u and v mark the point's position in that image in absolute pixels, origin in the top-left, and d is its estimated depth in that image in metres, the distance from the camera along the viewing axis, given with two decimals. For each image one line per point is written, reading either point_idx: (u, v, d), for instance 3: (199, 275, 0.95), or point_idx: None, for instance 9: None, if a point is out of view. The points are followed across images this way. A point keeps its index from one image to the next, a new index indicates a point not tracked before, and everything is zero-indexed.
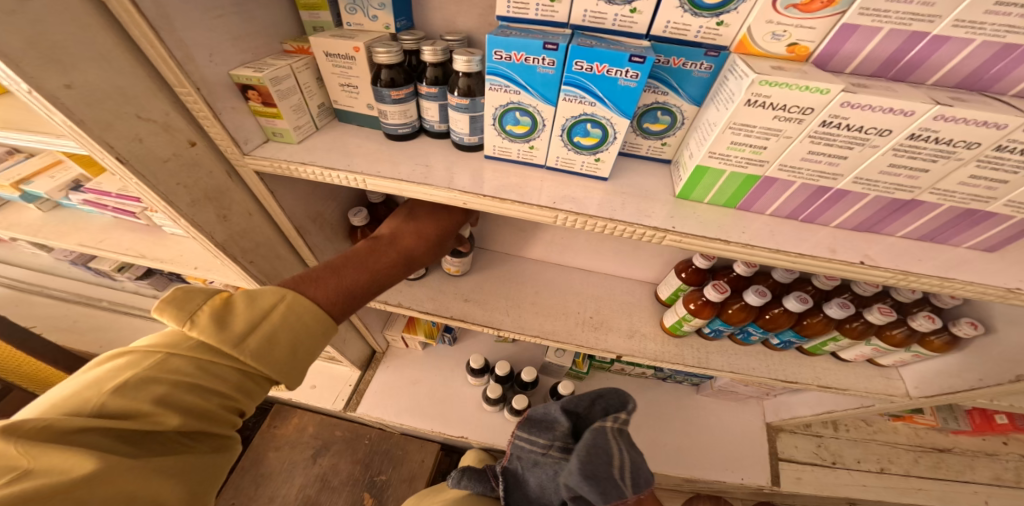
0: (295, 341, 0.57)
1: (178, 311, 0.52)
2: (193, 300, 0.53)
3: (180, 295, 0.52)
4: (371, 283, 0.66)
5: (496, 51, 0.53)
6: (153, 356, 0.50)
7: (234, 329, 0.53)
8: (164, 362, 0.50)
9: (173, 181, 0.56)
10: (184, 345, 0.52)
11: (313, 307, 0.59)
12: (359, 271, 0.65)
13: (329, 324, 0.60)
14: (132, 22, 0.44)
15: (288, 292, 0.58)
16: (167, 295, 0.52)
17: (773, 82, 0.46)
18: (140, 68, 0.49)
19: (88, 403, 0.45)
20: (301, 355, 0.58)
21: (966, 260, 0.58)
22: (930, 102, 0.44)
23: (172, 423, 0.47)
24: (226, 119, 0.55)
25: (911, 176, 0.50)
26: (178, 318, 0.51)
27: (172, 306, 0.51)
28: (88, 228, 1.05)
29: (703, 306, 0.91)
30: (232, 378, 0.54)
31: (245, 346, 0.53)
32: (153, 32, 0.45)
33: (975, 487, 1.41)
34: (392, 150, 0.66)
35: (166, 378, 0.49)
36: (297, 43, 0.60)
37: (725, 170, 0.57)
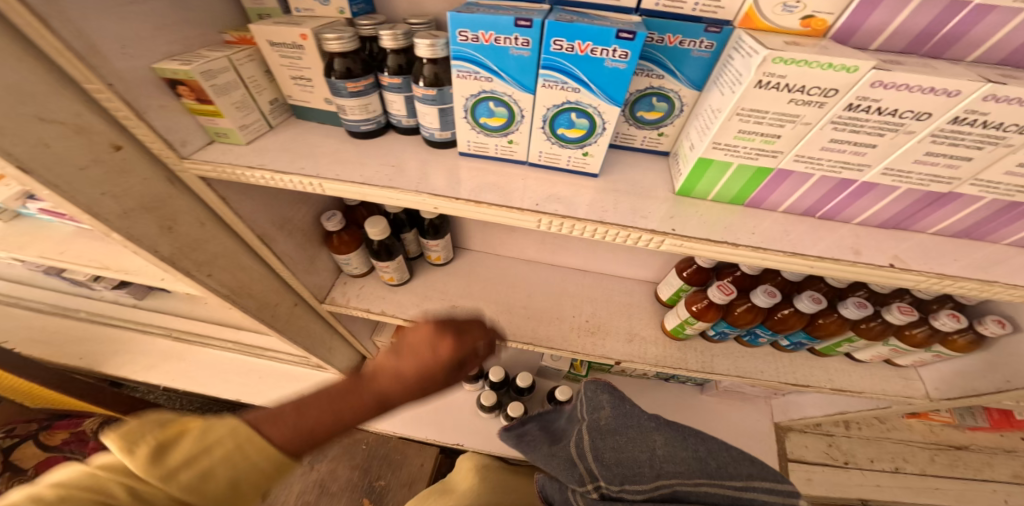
0: (241, 481, 0.47)
1: (122, 440, 0.43)
2: (142, 429, 0.45)
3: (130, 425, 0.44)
4: (353, 424, 0.53)
5: (460, 31, 0.46)
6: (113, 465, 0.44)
7: (172, 464, 0.44)
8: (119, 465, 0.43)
9: (97, 191, 0.49)
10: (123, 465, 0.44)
11: (266, 446, 0.47)
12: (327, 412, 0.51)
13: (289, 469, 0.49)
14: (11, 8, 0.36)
15: (243, 424, 0.47)
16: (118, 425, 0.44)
17: (789, 59, 0.39)
18: (39, 62, 0.42)
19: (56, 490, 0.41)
20: (250, 491, 0.48)
21: (1007, 258, 0.51)
22: (980, 80, 0.36)
23: None
24: (152, 119, 0.48)
25: (951, 166, 0.43)
26: (118, 447, 0.43)
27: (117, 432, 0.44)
28: (49, 239, 0.99)
29: (707, 309, 0.84)
30: None
31: (178, 481, 0.44)
32: (40, 22, 0.37)
33: (994, 486, 1.35)
34: (356, 148, 0.59)
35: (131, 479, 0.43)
36: (238, 32, 0.54)
37: (732, 163, 0.50)
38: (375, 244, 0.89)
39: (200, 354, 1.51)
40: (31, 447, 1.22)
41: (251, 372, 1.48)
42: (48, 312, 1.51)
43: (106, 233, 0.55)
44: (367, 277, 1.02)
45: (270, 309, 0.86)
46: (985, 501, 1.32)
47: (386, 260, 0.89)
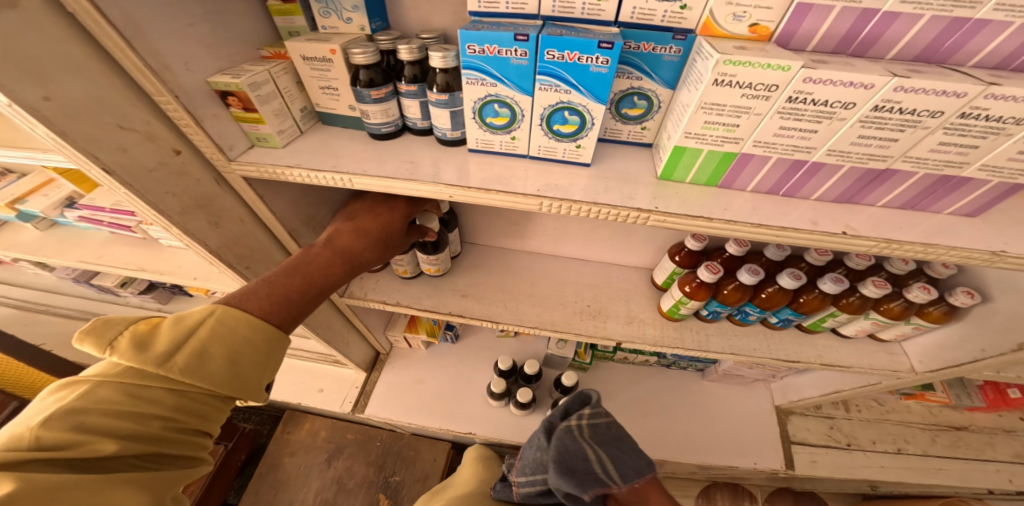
0: (231, 350, 0.56)
1: (96, 339, 0.52)
2: (112, 328, 0.54)
3: (99, 326, 0.53)
4: (307, 287, 0.66)
5: (469, 45, 0.54)
6: (82, 387, 0.52)
7: (156, 349, 0.53)
8: (92, 393, 0.51)
9: (161, 190, 0.58)
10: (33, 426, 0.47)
11: (249, 316, 0.59)
12: (291, 278, 0.65)
13: (269, 332, 0.60)
14: (102, 33, 0.45)
15: (219, 306, 0.58)
16: (84, 328, 0.52)
17: (736, 61, 0.47)
18: (116, 76, 0.50)
19: (24, 440, 0.46)
20: (246, 365, 0.58)
21: (948, 225, 0.58)
22: (888, 75, 0.45)
23: (109, 448, 0.49)
24: (208, 126, 0.57)
25: (883, 145, 0.51)
26: (97, 346, 0.52)
27: (92, 336, 0.52)
28: (87, 244, 1.08)
29: (698, 288, 0.92)
30: (171, 402, 0.54)
31: (169, 363, 0.53)
32: (125, 42, 0.46)
33: (997, 466, 1.38)
34: (378, 149, 0.68)
35: (155, 384, 0.54)
36: (274, 48, 0.63)
37: (702, 149, 0.58)
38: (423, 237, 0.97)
39: None
40: None
41: None
42: (78, 319, 1.60)
43: (166, 229, 0.64)
44: (382, 271, 1.10)
45: None
46: (988, 481, 1.36)
47: (432, 254, 0.97)
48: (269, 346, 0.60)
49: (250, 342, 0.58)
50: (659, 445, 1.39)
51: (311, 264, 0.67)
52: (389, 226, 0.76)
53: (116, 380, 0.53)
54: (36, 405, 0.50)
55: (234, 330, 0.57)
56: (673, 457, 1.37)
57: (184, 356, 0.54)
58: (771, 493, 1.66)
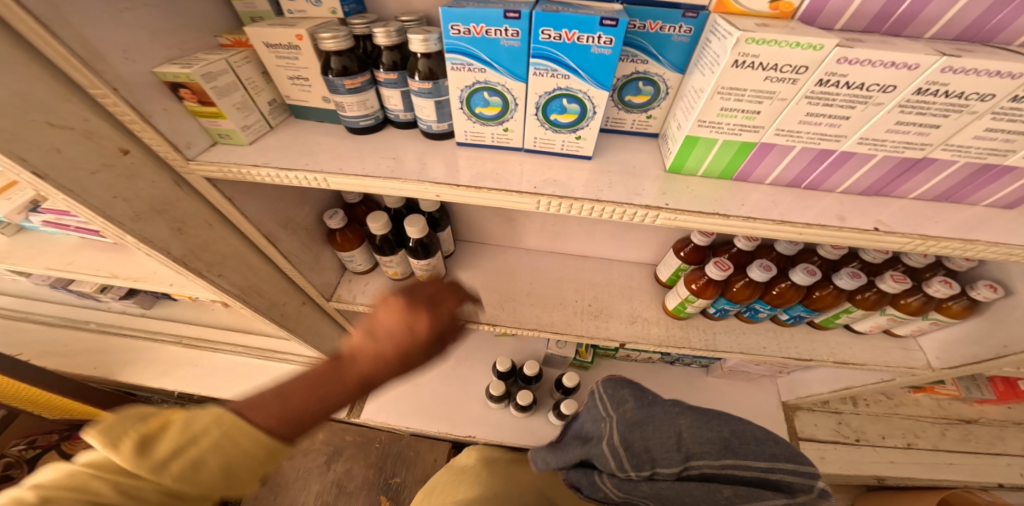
0: (229, 463, 0.48)
1: (104, 435, 0.45)
2: (126, 424, 0.46)
3: (110, 420, 0.45)
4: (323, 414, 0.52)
5: (452, 25, 0.48)
6: (68, 465, 0.45)
7: (155, 455, 0.46)
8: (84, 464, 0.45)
9: (108, 194, 0.52)
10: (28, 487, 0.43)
11: (252, 429, 0.49)
12: (308, 400, 0.52)
13: (270, 450, 0.50)
14: (15, 17, 0.38)
15: (226, 413, 0.49)
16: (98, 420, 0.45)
17: (759, 39, 0.41)
18: (40, 66, 0.43)
19: None
20: (240, 476, 0.50)
21: (986, 218, 0.53)
22: (936, 54, 0.39)
23: None
24: (157, 122, 0.51)
25: (921, 133, 0.46)
26: (99, 443, 0.44)
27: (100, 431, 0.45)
28: (55, 251, 1.02)
29: (706, 286, 0.86)
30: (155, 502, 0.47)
31: (167, 471, 0.46)
32: (44, 29, 0.39)
33: (1008, 459, 1.36)
34: (356, 144, 0.61)
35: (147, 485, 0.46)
36: (233, 35, 0.56)
37: (717, 139, 0.52)
38: (412, 242, 0.89)
39: (210, 359, 1.52)
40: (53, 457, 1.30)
41: (263, 374, 1.50)
42: (58, 325, 1.54)
43: (121, 237, 0.58)
44: (371, 273, 1.04)
45: (280, 308, 0.88)
46: (999, 475, 1.33)
47: (421, 259, 0.89)
48: (270, 454, 0.50)
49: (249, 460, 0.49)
50: None
51: (336, 386, 0.54)
52: (424, 337, 0.57)
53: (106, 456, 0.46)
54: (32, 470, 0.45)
55: (239, 444, 0.48)
56: None
57: (180, 464, 0.47)
58: None
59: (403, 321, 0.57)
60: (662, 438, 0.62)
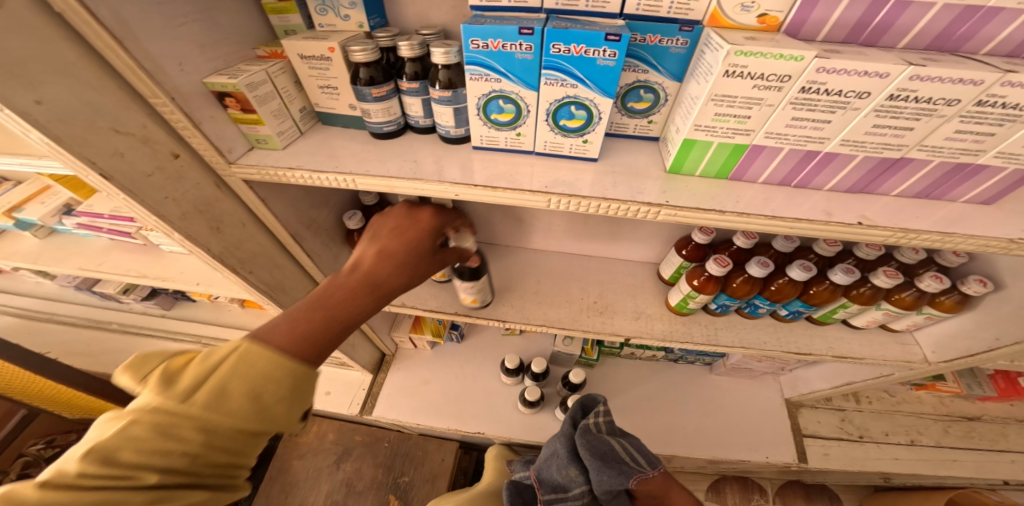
0: (254, 389, 0.46)
1: (133, 372, 0.46)
2: (150, 362, 0.47)
3: (137, 361, 0.47)
4: (332, 321, 0.54)
5: (472, 41, 0.53)
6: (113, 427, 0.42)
7: (179, 387, 0.44)
8: (121, 433, 0.42)
9: (161, 195, 0.57)
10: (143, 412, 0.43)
11: (274, 350, 0.48)
12: (316, 311, 0.53)
13: (299, 371, 0.49)
14: (91, 32, 0.44)
15: (246, 340, 0.48)
16: (126, 361, 0.47)
17: (747, 52, 0.46)
18: (109, 79, 0.48)
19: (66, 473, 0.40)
20: (270, 401, 0.47)
21: (965, 213, 0.57)
22: (903, 63, 0.44)
23: (149, 481, 0.42)
24: (206, 129, 0.56)
25: (897, 135, 0.50)
26: (131, 381, 0.46)
27: (127, 372, 0.46)
28: (86, 252, 1.07)
29: (707, 282, 0.90)
30: (195, 441, 0.44)
31: (193, 402, 0.44)
32: (115, 42, 0.45)
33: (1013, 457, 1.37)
34: (380, 148, 0.67)
35: (181, 422, 0.43)
36: (269, 47, 0.61)
37: (712, 142, 0.57)
38: None
39: None
40: None
41: None
42: (81, 326, 1.60)
43: (167, 234, 0.63)
44: None
45: None
46: (1004, 472, 1.34)
47: (468, 280, 0.92)
48: (297, 383, 0.49)
49: (274, 377, 0.47)
50: (669, 441, 1.38)
51: (334, 292, 0.55)
52: (431, 222, 0.68)
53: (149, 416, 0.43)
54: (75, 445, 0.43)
55: (254, 364, 0.47)
56: (685, 452, 1.36)
57: (205, 394, 0.45)
58: (782, 486, 1.67)
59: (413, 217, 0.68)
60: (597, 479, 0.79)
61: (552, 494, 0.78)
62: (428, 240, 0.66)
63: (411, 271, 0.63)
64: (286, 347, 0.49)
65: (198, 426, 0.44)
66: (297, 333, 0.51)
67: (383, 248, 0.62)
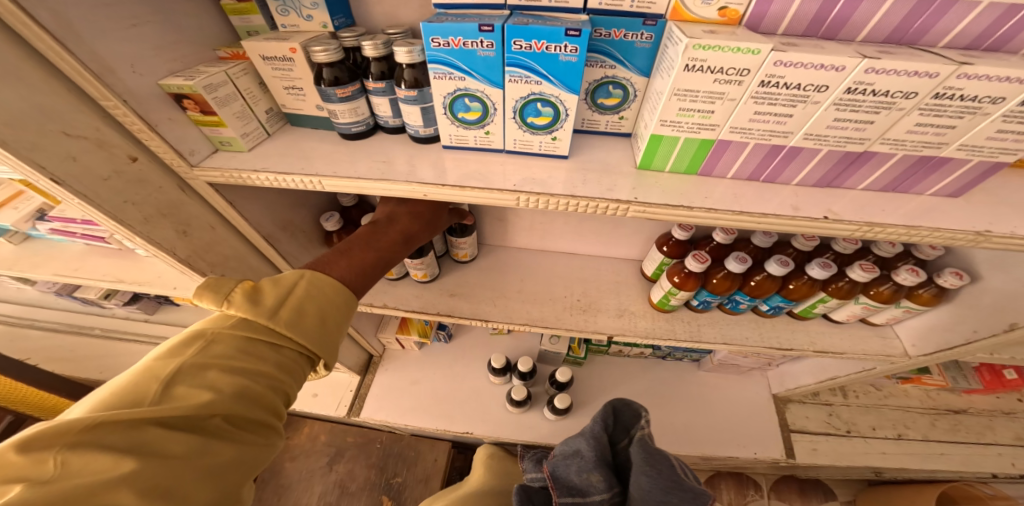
0: (323, 312, 0.58)
1: (213, 294, 0.52)
2: (226, 283, 0.54)
3: (213, 281, 0.53)
4: (378, 259, 0.69)
5: (432, 39, 0.52)
6: (198, 343, 0.50)
7: (266, 303, 0.54)
8: (207, 349, 0.50)
9: (120, 199, 0.57)
10: (231, 326, 0.53)
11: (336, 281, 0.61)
12: (366, 249, 0.68)
13: (350, 296, 0.62)
14: (32, 35, 0.43)
15: (308, 271, 0.60)
16: (202, 282, 0.52)
17: (705, 45, 0.45)
18: (58, 82, 0.48)
19: (148, 391, 0.45)
20: (330, 325, 0.58)
21: (931, 206, 0.57)
22: (858, 57, 0.44)
23: (211, 402, 0.47)
24: (163, 131, 0.55)
25: (858, 128, 0.50)
26: (213, 300, 0.52)
27: (209, 290, 0.52)
28: (62, 257, 1.06)
29: (687, 278, 0.90)
30: (269, 360, 0.53)
31: (279, 318, 0.54)
32: (59, 44, 0.44)
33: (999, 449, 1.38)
34: (349, 149, 0.66)
35: (262, 340, 0.53)
36: (231, 49, 0.61)
37: (679, 137, 0.56)
38: None
39: None
40: None
41: None
42: (64, 332, 1.58)
43: (130, 238, 0.62)
44: None
45: None
46: (990, 464, 1.35)
47: (460, 237, 1.02)
48: (347, 310, 0.61)
49: (338, 303, 0.60)
50: (658, 439, 1.38)
51: (380, 238, 0.71)
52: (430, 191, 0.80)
53: (230, 335, 0.52)
54: (126, 372, 0.47)
55: (324, 291, 0.59)
56: (674, 449, 1.36)
57: (287, 311, 0.55)
58: (774, 480, 1.67)
59: None
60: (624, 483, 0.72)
61: (568, 497, 0.71)
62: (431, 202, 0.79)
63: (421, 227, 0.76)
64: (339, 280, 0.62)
65: (273, 342, 0.54)
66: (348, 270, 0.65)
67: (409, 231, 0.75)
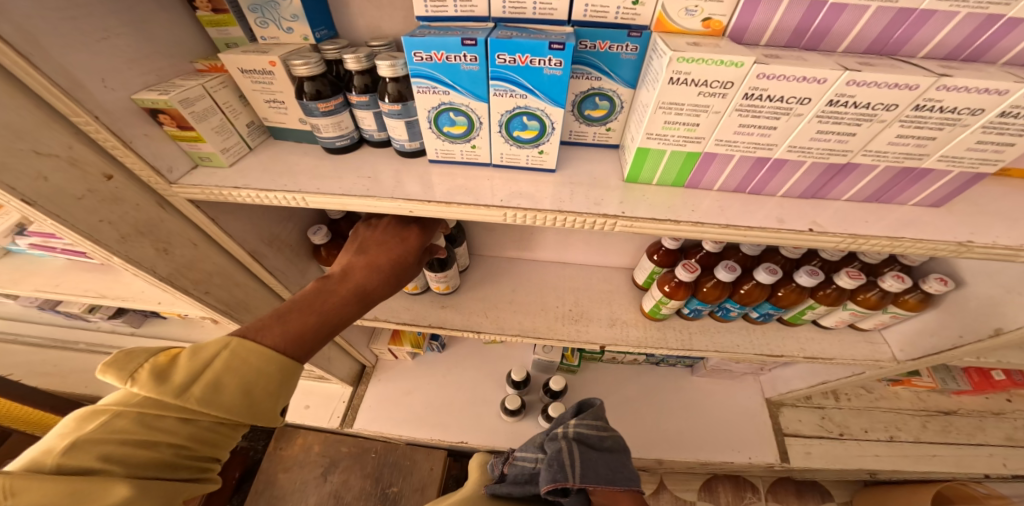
0: (247, 383, 0.54)
1: (119, 370, 0.49)
2: (136, 358, 0.51)
3: (121, 357, 0.50)
4: (322, 324, 0.61)
5: (415, 53, 0.52)
6: (101, 417, 0.49)
7: (175, 380, 0.51)
8: (109, 423, 0.48)
9: (95, 219, 0.56)
10: (133, 402, 0.50)
11: (264, 348, 0.55)
12: (308, 314, 0.60)
13: (286, 369, 0.57)
14: None
15: (233, 338, 0.55)
16: (108, 358, 0.49)
17: (689, 58, 0.45)
18: (25, 98, 0.46)
19: (47, 463, 0.45)
20: (260, 396, 0.55)
21: (913, 216, 0.57)
22: (840, 69, 0.44)
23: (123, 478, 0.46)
24: (139, 147, 0.55)
25: (841, 140, 0.50)
26: (119, 377, 0.49)
27: (114, 368, 0.49)
28: (42, 273, 1.03)
29: (677, 287, 0.90)
30: (183, 432, 0.52)
31: (189, 395, 0.51)
32: (25, 61, 0.43)
33: (990, 450, 1.39)
34: (333, 164, 0.65)
35: (170, 415, 0.51)
36: (208, 61, 0.61)
37: (665, 150, 0.56)
38: None
39: None
40: None
41: None
42: (47, 346, 1.54)
43: (108, 258, 0.61)
44: None
45: None
46: (982, 465, 1.36)
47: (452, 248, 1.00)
48: (285, 376, 0.57)
49: (264, 378, 0.55)
50: (654, 445, 1.37)
51: (326, 300, 0.62)
52: (410, 256, 0.70)
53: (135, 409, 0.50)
54: (54, 432, 0.48)
55: (249, 361, 0.54)
56: (670, 455, 1.36)
57: (197, 388, 0.51)
58: (772, 483, 1.66)
59: (398, 235, 0.70)
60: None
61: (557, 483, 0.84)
62: (409, 258, 0.69)
63: (389, 278, 0.67)
64: (280, 348, 0.57)
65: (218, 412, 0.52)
66: (298, 337, 0.58)
67: (371, 259, 0.67)
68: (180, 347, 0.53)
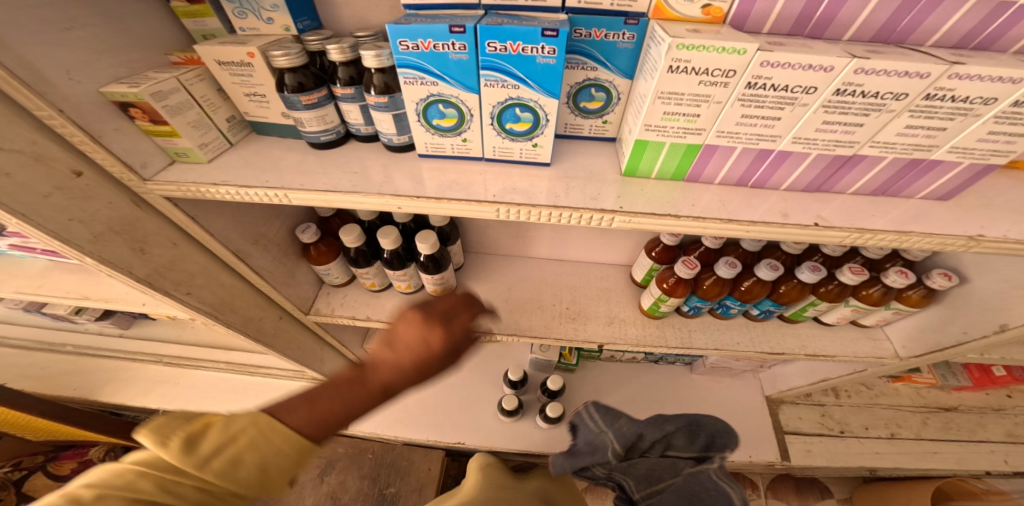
0: (263, 461, 0.54)
1: (156, 435, 0.52)
2: (172, 425, 0.53)
3: (162, 421, 0.53)
4: (346, 415, 0.59)
5: (401, 41, 0.49)
6: (128, 475, 0.50)
7: (201, 451, 0.53)
8: (132, 483, 0.50)
9: (64, 218, 0.53)
10: (160, 465, 0.52)
11: (286, 429, 0.55)
12: (335, 402, 0.58)
13: (302, 453, 0.56)
14: None
15: (262, 415, 0.56)
16: (152, 420, 0.52)
17: (689, 45, 0.43)
18: None
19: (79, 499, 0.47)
20: (273, 473, 0.55)
21: (921, 210, 0.55)
22: (847, 56, 0.42)
23: None
24: (109, 142, 0.52)
25: (848, 132, 0.48)
26: (154, 441, 0.51)
27: (154, 429, 0.52)
28: (22, 274, 1.00)
29: (677, 285, 0.88)
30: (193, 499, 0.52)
31: (210, 468, 0.52)
32: None
33: (991, 447, 1.38)
34: (318, 159, 0.62)
35: (188, 481, 0.52)
36: (184, 53, 0.58)
37: (665, 142, 0.54)
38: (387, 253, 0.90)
39: (190, 377, 1.50)
40: (40, 479, 1.27)
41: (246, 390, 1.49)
42: (34, 349, 1.51)
43: (82, 259, 0.59)
44: (349, 285, 1.04)
45: (256, 323, 0.88)
46: (983, 462, 1.35)
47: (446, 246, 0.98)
48: (298, 456, 0.57)
49: (282, 456, 0.55)
50: None
51: (352, 393, 0.60)
52: (437, 351, 0.62)
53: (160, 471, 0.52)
54: (90, 475, 0.50)
55: (269, 440, 0.55)
56: None
57: (220, 460, 0.53)
58: (773, 481, 1.65)
59: (421, 336, 0.62)
60: (688, 487, 0.72)
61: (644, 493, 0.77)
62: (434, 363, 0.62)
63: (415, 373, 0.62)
64: (298, 428, 0.56)
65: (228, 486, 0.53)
66: (320, 422, 0.57)
67: (390, 348, 0.61)
68: (214, 416, 0.55)
